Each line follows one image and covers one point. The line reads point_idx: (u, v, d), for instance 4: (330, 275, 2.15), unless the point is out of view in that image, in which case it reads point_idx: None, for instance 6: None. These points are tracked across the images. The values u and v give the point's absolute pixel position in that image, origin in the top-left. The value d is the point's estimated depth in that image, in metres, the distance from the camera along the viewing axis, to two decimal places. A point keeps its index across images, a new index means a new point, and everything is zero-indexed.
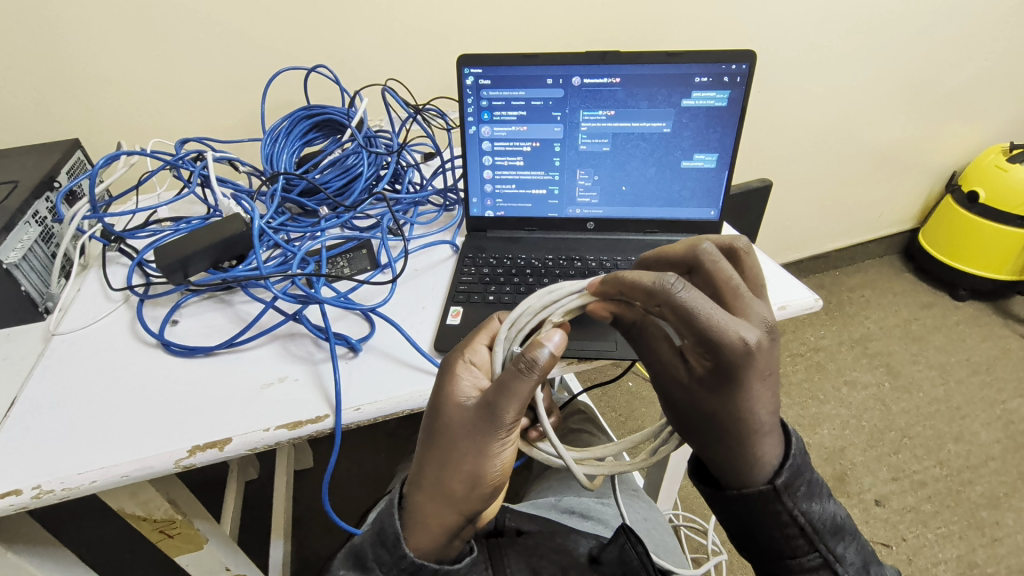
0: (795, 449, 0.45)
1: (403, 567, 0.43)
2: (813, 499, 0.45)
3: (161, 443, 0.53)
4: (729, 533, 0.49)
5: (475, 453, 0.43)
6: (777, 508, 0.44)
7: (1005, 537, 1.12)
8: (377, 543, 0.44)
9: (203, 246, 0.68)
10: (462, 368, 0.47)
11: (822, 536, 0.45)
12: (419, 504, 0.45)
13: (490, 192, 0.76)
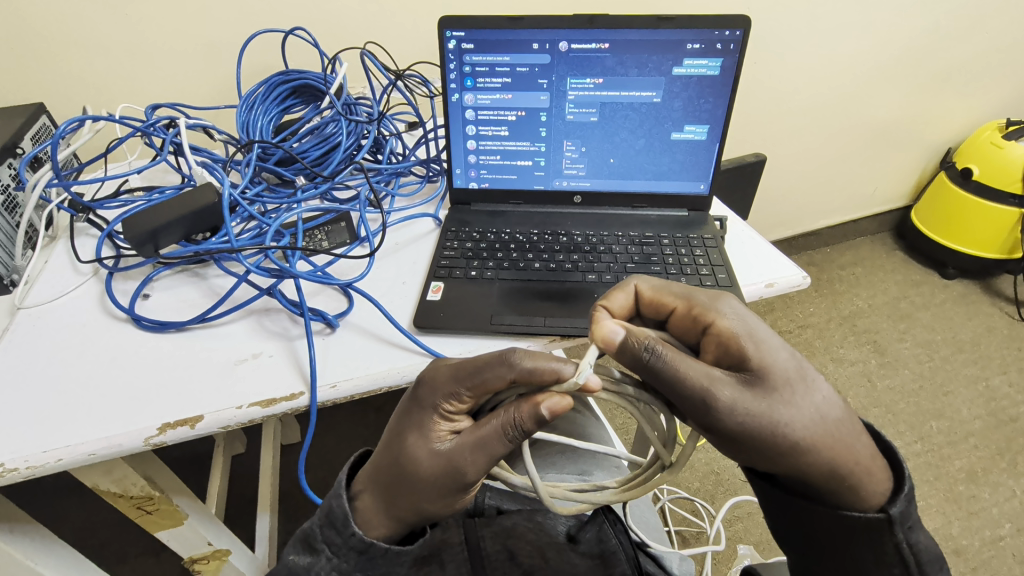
0: (908, 474, 0.43)
1: (352, 545, 0.43)
2: (920, 530, 0.43)
3: (129, 421, 0.52)
4: (816, 557, 0.46)
5: (438, 499, 0.43)
6: (883, 536, 0.42)
7: (981, 510, 1.14)
8: (325, 525, 0.44)
9: (175, 216, 0.65)
10: (440, 411, 0.44)
11: (923, 570, 0.43)
12: (368, 518, 0.44)
13: (473, 163, 0.73)
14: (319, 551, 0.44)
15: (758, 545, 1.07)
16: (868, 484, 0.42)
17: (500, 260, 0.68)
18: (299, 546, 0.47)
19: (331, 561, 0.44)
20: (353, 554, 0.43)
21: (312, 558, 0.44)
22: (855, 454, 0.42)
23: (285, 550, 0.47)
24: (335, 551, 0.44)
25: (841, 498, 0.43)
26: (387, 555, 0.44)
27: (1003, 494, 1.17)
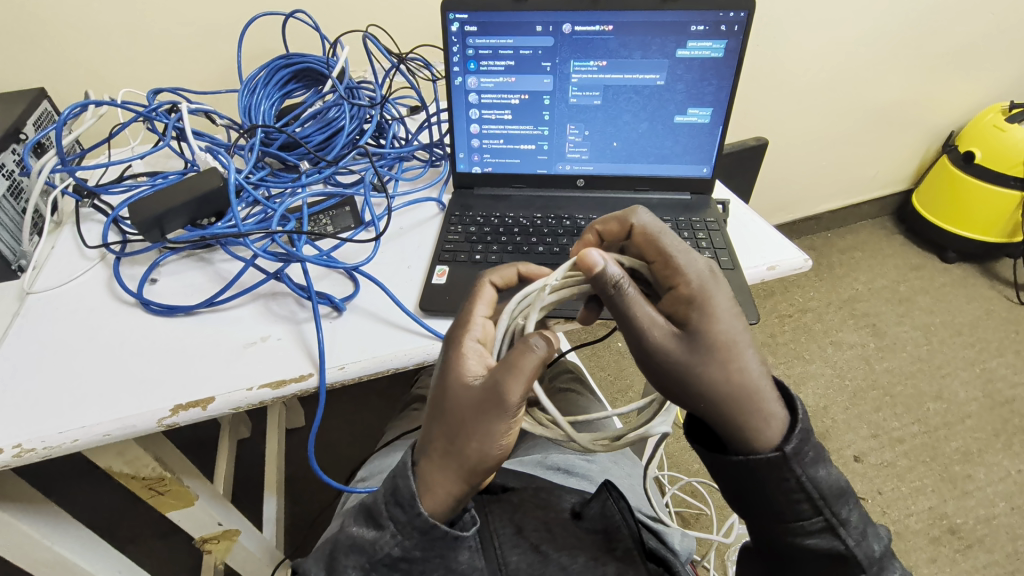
0: (801, 410, 0.44)
1: (416, 526, 0.43)
2: (820, 465, 0.43)
3: (141, 403, 0.53)
4: (734, 504, 0.47)
5: (482, 431, 0.42)
6: (784, 475, 0.43)
7: (975, 490, 1.16)
8: (390, 502, 0.44)
9: (181, 202, 0.65)
10: (469, 344, 0.47)
11: (828, 501, 0.44)
12: (424, 474, 0.44)
13: (476, 147, 0.74)
14: (382, 526, 0.44)
15: None
16: (767, 430, 0.43)
17: (504, 244, 0.69)
18: (360, 517, 0.46)
19: (394, 538, 0.43)
20: (416, 533, 0.43)
21: (376, 533, 0.44)
22: (757, 405, 0.43)
23: (348, 519, 0.47)
24: (399, 529, 0.43)
25: (742, 445, 0.43)
26: (448, 540, 0.43)
27: (997, 474, 1.19)
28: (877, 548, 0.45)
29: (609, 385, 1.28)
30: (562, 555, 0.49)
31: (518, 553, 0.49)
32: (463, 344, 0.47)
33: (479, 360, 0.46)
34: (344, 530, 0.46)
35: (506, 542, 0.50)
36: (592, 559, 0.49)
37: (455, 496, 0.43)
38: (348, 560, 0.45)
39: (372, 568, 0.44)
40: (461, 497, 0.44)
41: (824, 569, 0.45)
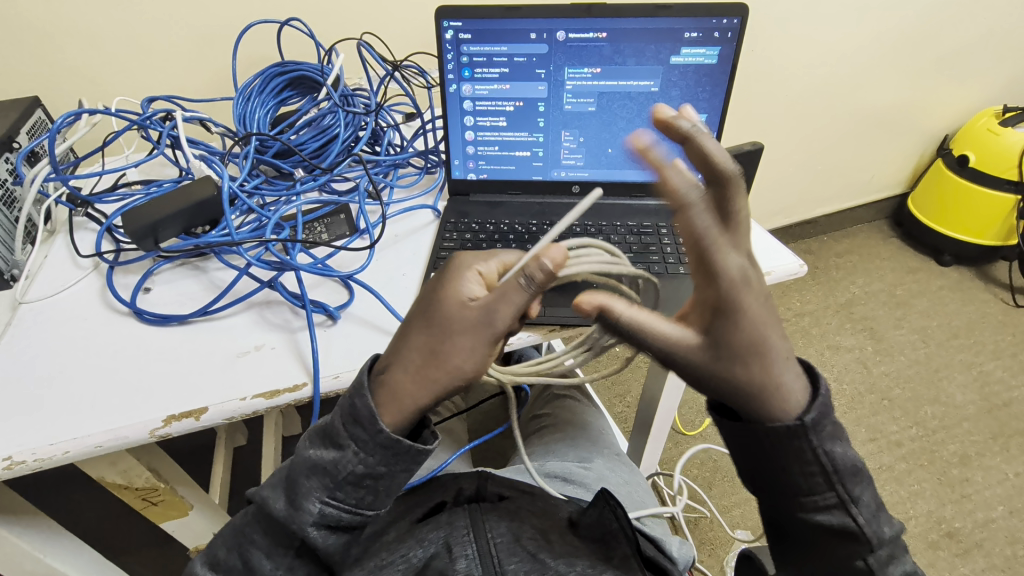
0: (822, 383, 0.42)
1: (379, 442, 0.42)
2: (836, 441, 0.42)
3: (134, 414, 0.53)
4: (748, 479, 0.46)
5: (466, 347, 0.42)
6: (800, 445, 0.41)
7: (973, 493, 1.16)
8: (349, 422, 0.43)
9: (174, 210, 0.65)
10: (472, 271, 0.45)
11: (842, 477, 0.43)
12: (396, 381, 0.42)
13: (472, 154, 0.74)
14: (342, 448, 0.43)
15: (755, 529, 1.08)
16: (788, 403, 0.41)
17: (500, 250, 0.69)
18: (319, 441, 0.45)
19: (357, 456, 0.42)
20: (379, 451, 0.42)
21: (337, 454, 0.43)
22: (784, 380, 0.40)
23: (304, 443, 0.46)
24: (361, 447, 0.42)
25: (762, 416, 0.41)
26: (412, 454, 0.43)
27: (995, 477, 1.19)
28: (888, 532, 0.44)
29: (608, 391, 1.27)
30: (559, 563, 0.48)
31: (515, 562, 0.48)
32: (468, 268, 0.45)
33: (479, 288, 0.45)
34: (300, 456, 0.45)
35: (503, 549, 0.48)
36: (591, 566, 0.48)
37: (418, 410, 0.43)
38: (310, 483, 0.44)
39: (335, 488, 0.43)
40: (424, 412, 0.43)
41: (831, 545, 0.44)
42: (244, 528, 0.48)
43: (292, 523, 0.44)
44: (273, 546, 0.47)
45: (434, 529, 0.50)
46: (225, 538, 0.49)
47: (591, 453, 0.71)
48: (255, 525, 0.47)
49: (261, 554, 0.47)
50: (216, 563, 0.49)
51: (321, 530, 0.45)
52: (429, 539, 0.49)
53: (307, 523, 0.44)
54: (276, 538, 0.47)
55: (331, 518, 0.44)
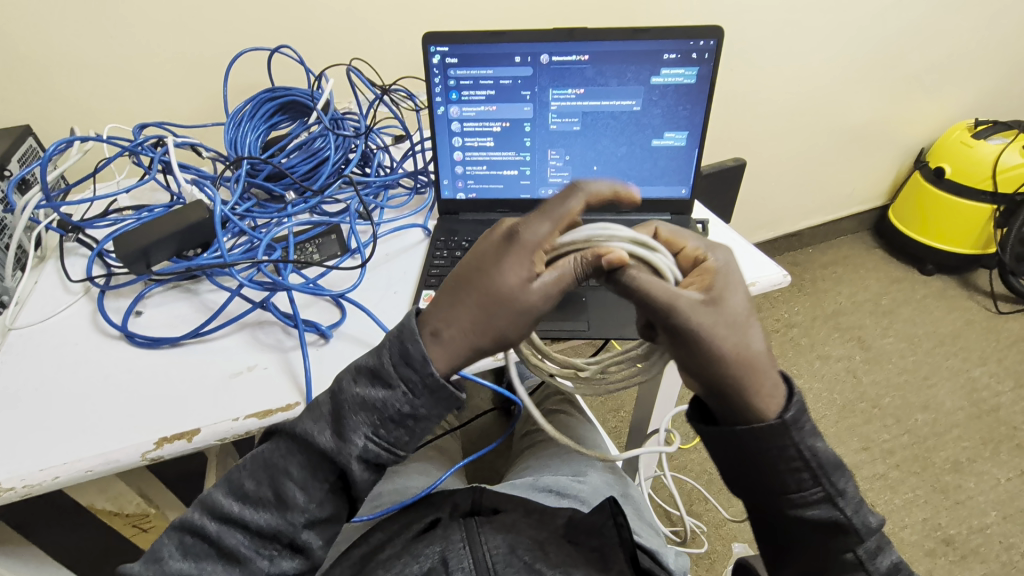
0: (794, 385, 0.46)
1: (427, 383, 0.43)
2: (817, 436, 0.45)
3: (125, 437, 0.52)
4: (735, 482, 0.47)
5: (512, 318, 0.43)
6: (785, 444, 0.44)
7: (967, 499, 1.17)
8: (400, 361, 0.43)
9: (166, 234, 0.66)
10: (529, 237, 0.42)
11: (825, 471, 0.45)
12: (445, 323, 0.43)
13: (461, 173, 0.75)
14: (392, 386, 0.43)
15: (752, 542, 1.08)
16: (761, 392, 0.44)
17: None
18: (363, 378, 0.44)
19: (406, 397, 0.43)
20: (427, 392, 0.43)
21: (386, 393, 0.43)
22: (761, 382, 0.44)
23: (346, 378, 0.44)
24: (410, 388, 0.43)
25: (731, 415, 0.46)
26: (453, 399, 0.44)
27: (987, 483, 1.20)
28: (872, 522, 0.47)
29: (601, 405, 1.27)
30: (557, 572, 0.49)
31: (512, 573, 0.48)
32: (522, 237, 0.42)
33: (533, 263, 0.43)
34: (345, 391, 0.44)
35: (499, 559, 0.49)
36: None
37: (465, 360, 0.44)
38: (356, 419, 0.43)
39: (380, 425, 0.44)
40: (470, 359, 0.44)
41: (826, 542, 0.46)
42: (273, 458, 0.45)
43: (336, 456, 0.43)
44: (309, 479, 0.44)
45: (430, 543, 0.50)
46: (250, 468, 0.46)
47: (585, 465, 0.71)
48: (288, 456, 0.45)
49: (295, 487, 0.44)
50: (242, 496, 0.45)
51: (362, 466, 0.44)
52: (425, 554, 0.49)
53: (354, 456, 0.43)
54: (314, 471, 0.44)
55: (373, 455, 0.44)
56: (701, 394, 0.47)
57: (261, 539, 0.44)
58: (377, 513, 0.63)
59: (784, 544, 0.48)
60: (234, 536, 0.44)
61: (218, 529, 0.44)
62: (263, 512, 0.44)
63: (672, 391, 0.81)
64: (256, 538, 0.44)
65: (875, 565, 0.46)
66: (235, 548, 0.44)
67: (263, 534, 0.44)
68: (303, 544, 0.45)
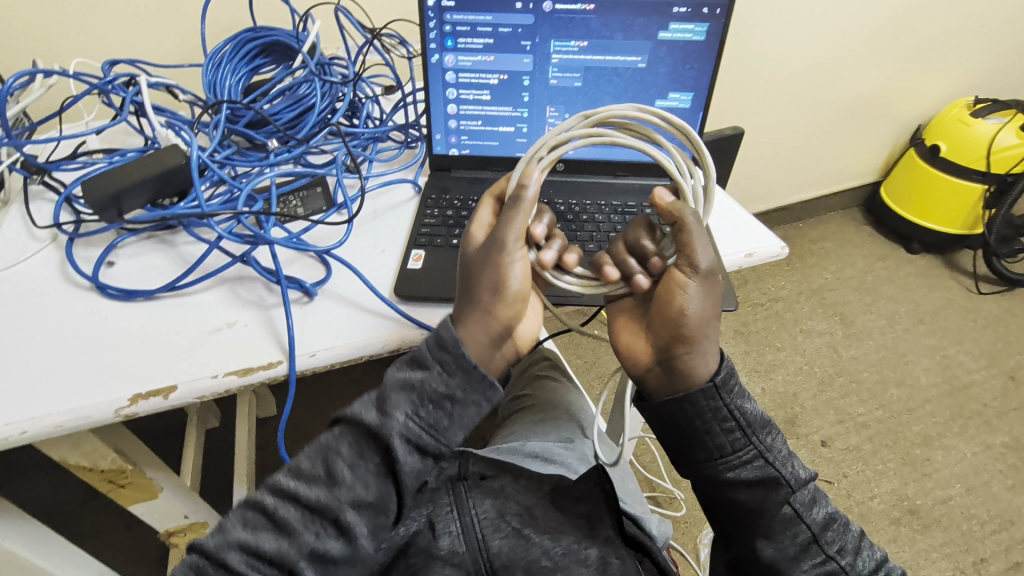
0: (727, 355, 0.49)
1: (460, 362, 0.49)
2: (745, 398, 0.49)
3: (98, 392, 0.50)
4: (676, 454, 0.50)
5: (487, 269, 0.50)
6: (716, 404, 0.47)
7: (934, 472, 1.21)
8: (434, 347, 0.50)
9: (139, 180, 0.62)
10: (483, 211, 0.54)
11: (754, 429, 0.49)
12: (461, 312, 0.51)
13: (454, 128, 0.71)
14: (430, 369, 0.50)
15: None
16: (705, 364, 0.48)
17: None
18: (405, 366, 0.51)
19: (442, 375, 0.49)
20: (461, 372, 0.49)
21: (425, 373, 0.49)
22: (702, 351, 0.47)
23: (392, 369, 0.51)
24: (446, 367, 0.49)
25: (672, 387, 0.48)
26: (484, 384, 0.50)
27: (954, 457, 1.24)
28: (803, 475, 0.49)
29: (586, 372, 1.28)
30: (545, 537, 0.49)
31: (501, 537, 0.48)
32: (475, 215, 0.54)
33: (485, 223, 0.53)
34: (390, 376, 0.50)
35: (487, 524, 0.48)
36: (576, 541, 0.49)
37: (489, 334, 0.51)
38: (399, 398, 0.49)
39: (420, 404, 0.49)
40: (497, 335, 0.51)
41: (764, 499, 0.47)
42: (329, 441, 0.49)
43: (382, 433, 0.48)
44: (357, 458, 0.48)
45: (416, 507, 0.50)
46: (307, 450, 0.49)
47: (571, 432, 0.71)
48: (342, 438, 0.49)
49: (345, 465, 0.48)
50: (296, 475, 0.48)
51: (405, 445, 0.48)
52: (411, 517, 0.49)
53: (396, 432, 0.48)
54: (363, 452, 0.48)
55: (413, 436, 0.48)
56: (648, 366, 0.50)
57: (311, 515, 0.47)
58: None
59: (728, 512, 0.48)
60: (287, 510, 0.47)
61: (274, 502, 0.47)
62: (315, 488, 0.47)
63: None
64: (307, 513, 0.47)
65: (812, 517, 0.47)
66: (287, 520, 0.46)
67: (313, 510, 0.46)
68: (347, 524, 0.46)
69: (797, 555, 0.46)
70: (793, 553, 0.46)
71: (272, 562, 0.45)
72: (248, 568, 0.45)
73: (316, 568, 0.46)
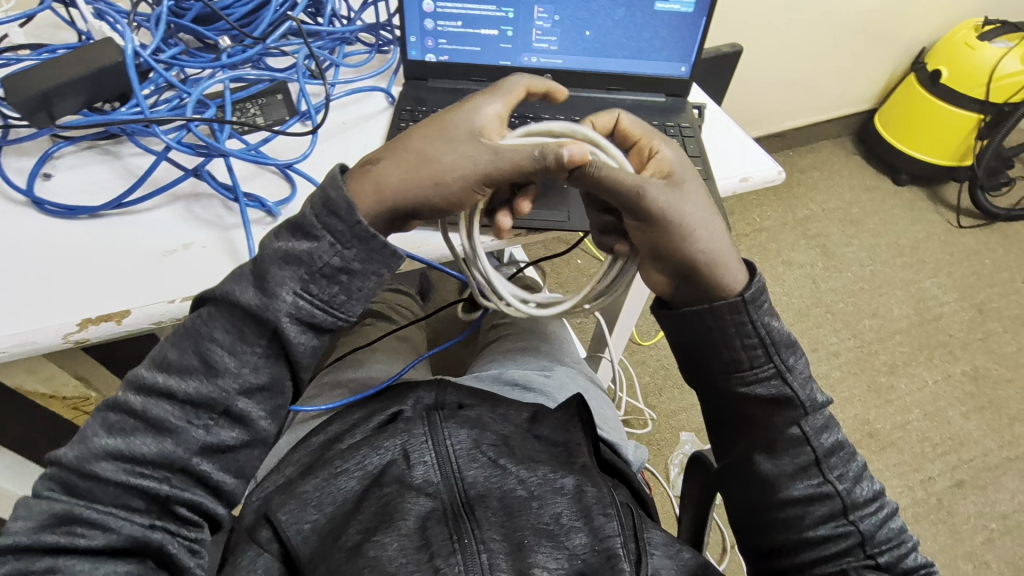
0: (760, 272, 0.47)
1: (356, 233, 0.43)
2: (773, 316, 0.47)
3: (42, 316, 0.46)
4: (687, 366, 0.50)
5: (457, 167, 0.44)
6: (742, 320, 0.46)
7: (896, 398, 1.26)
8: (321, 212, 0.42)
9: (70, 79, 0.54)
10: (497, 105, 0.46)
11: (777, 348, 0.47)
12: (384, 166, 0.44)
13: (431, 30, 0.64)
14: (319, 239, 0.43)
15: (698, 431, 1.14)
16: (726, 278, 0.46)
17: None
18: (284, 234, 0.44)
19: (334, 248, 0.42)
20: (356, 244, 0.43)
21: (312, 244, 0.43)
22: (723, 268, 0.46)
23: (267, 238, 0.44)
24: (337, 238, 0.43)
25: (697, 296, 0.47)
26: (387, 253, 0.44)
27: (916, 384, 1.29)
28: (819, 398, 0.48)
29: None
30: (520, 468, 0.48)
31: (475, 468, 0.47)
32: (488, 100, 0.46)
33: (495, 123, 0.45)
34: (267, 247, 0.43)
35: (462, 455, 0.48)
36: (552, 470, 0.49)
37: (395, 208, 0.44)
38: (283, 273, 0.42)
39: (310, 281, 0.43)
40: (398, 215, 0.45)
41: (774, 418, 0.47)
42: (196, 325, 0.43)
43: (265, 313, 0.42)
44: (237, 343, 0.43)
45: (390, 438, 0.49)
46: (172, 339, 0.43)
47: (550, 359, 0.70)
48: (211, 321, 0.43)
49: (224, 351, 0.42)
50: (165, 367, 0.42)
51: (295, 325, 0.43)
52: (386, 447, 0.48)
53: (283, 313, 0.42)
54: (242, 334, 0.43)
55: (305, 314, 0.43)
56: (670, 291, 0.49)
57: (193, 408, 0.42)
58: (338, 403, 0.61)
59: (734, 423, 0.50)
60: (160, 407, 0.42)
61: (143, 401, 0.41)
62: (191, 380, 0.42)
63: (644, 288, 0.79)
64: (186, 407, 0.42)
65: (820, 442, 0.48)
66: (163, 419, 0.41)
67: (193, 402, 0.42)
68: (240, 412, 0.43)
69: (794, 473, 0.47)
70: (791, 471, 0.47)
71: (154, 463, 0.41)
72: (125, 473, 0.40)
73: (213, 460, 0.43)
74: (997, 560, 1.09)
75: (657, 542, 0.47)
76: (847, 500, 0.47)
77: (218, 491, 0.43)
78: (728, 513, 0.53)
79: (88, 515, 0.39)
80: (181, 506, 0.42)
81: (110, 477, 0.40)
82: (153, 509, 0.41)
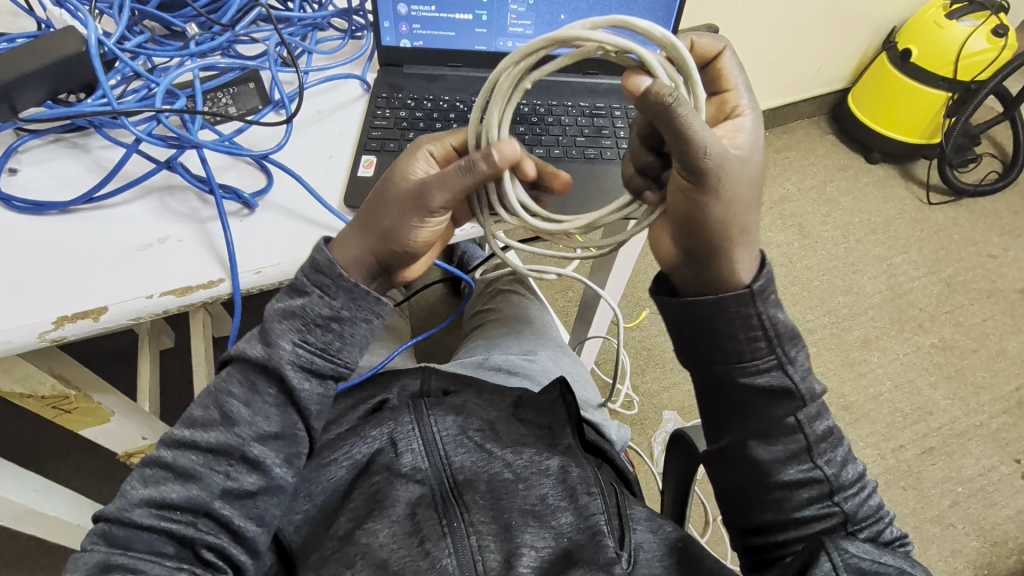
0: (766, 259, 0.47)
1: (342, 284, 0.45)
2: (779, 308, 0.47)
3: (15, 315, 0.45)
4: (687, 351, 0.50)
5: (397, 218, 0.43)
6: (748, 312, 0.46)
7: (869, 371, 1.30)
8: (309, 271, 0.45)
9: (31, 71, 0.52)
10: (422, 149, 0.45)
11: (781, 340, 0.48)
12: (344, 234, 0.46)
13: (404, 14, 0.64)
14: (308, 294, 0.45)
15: (680, 410, 1.17)
16: (738, 268, 0.46)
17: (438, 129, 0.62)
18: (283, 294, 0.46)
19: (324, 299, 0.45)
20: (345, 293, 0.45)
21: (304, 299, 0.45)
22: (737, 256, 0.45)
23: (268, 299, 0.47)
24: (325, 290, 0.45)
25: (699, 285, 0.47)
26: (371, 299, 0.46)
27: (888, 357, 1.33)
28: (818, 389, 0.49)
29: (549, 286, 1.27)
30: (506, 450, 0.49)
31: (462, 453, 0.48)
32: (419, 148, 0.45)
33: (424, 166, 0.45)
34: (267, 307, 0.46)
35: (449, 441, 0.48)
36: (538, 451, 0.50)
37: (364, 269, 0.46)
38: (282, 326, 0.45)
39: (307, 331, 0.45)
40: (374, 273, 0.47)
41: (772, 407, 0.48)
42: (218, 382, 0.46)
43: (269, 364, 0.44)
44: (250, 393, 0.45)
45: (377, 426, 0.49)
46: (198, 397, 0.46)
47: (535, 344, 0.71)
48: (227, 378, 0.46)
49: (238, 401, 0.45)
50: (190, 422, 0.45)
51: (298, 373, 0.45)
52: (372, 436, 0.49)
53: (284, 361, 0.44)
54: (254, 385, 0.45)
55: (306, 361, 0.45)
56: (673, 264, 0.47)
57: (215, 457, 0.44)
58: None
59: (729, 409, 0.50)
60: (186, 458, 0.44)
61: (172, 454, 0.44)
62: (211, 431, 0.44)
63: (625, 271, 0.80)
64: (209, 456, 0.44)
65: (813, 429, 0.49)
66: (189, 468, 0.43)
67: (214, 451, 0.44)
68: (255, 458, 0.44)
69: (787, 458, 0.49)
70: (782, 457, 0.49)
71: (182, 509, 0.43)
72: (157, 519, 0.42)
73: (233, 504, 0.44)
74: (963, 521, 1.15)
75: (639, 516, 0.49)
76: (835, 483, 0.49)
77: (240, 538, 0.44)
78: (714, 491, 0.54)
79: (121, 561, 0.40)
80: (206, 549, 0.42)
81: (142, 522, 0.42)
82: (183, 554, 0.42)
